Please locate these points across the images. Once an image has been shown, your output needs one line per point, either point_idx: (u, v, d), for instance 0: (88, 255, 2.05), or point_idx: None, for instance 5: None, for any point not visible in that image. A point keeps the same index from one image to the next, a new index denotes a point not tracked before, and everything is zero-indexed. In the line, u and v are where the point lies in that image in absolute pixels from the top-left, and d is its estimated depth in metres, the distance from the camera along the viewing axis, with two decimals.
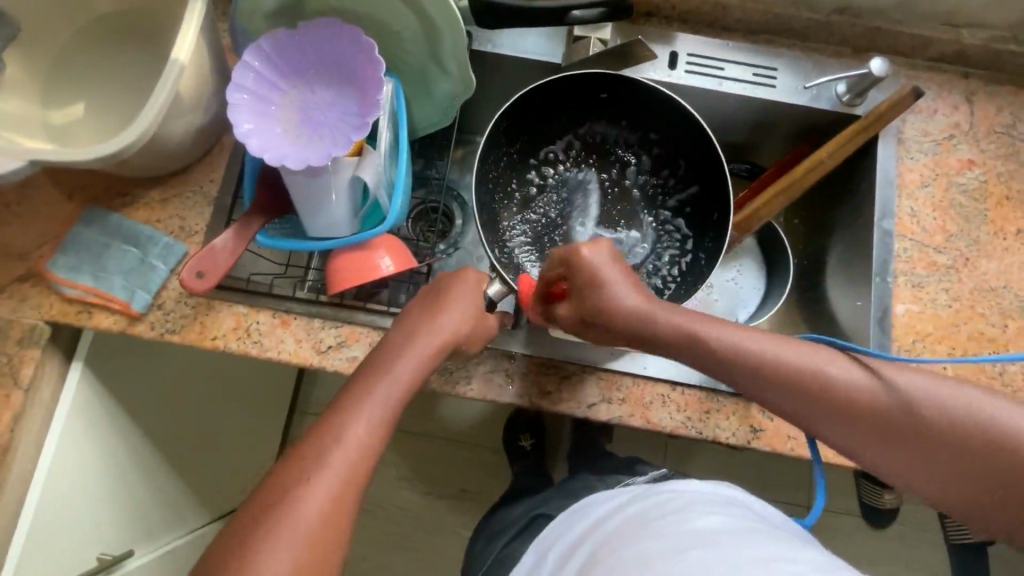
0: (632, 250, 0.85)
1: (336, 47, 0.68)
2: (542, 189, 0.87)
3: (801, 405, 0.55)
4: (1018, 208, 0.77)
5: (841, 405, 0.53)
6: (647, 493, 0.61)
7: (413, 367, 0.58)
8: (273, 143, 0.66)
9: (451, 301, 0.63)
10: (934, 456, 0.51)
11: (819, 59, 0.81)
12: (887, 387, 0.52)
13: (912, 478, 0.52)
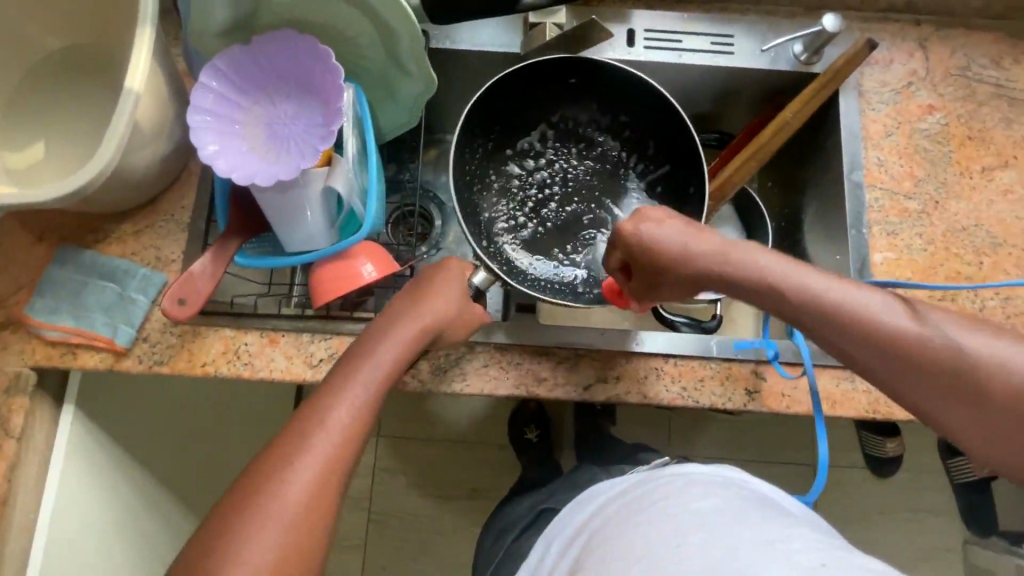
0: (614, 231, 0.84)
1: (293, 57, 0.67)
2: (522, 178, 0.86)
3: (865, 349, 0.55)
4: (981, 147, 0.78)
5: (930, 356, 0.52)
6: (647, 482, 0.61)
7: (394, 353, 0.58)
8: (240, 162, 0.65)
9: (440, 288, 0.64)
10: (990, 407, 0.51)
11: (773, 21, 0.82)
12: (947, 337, 0.52)
13: (977, 429, 0.53)
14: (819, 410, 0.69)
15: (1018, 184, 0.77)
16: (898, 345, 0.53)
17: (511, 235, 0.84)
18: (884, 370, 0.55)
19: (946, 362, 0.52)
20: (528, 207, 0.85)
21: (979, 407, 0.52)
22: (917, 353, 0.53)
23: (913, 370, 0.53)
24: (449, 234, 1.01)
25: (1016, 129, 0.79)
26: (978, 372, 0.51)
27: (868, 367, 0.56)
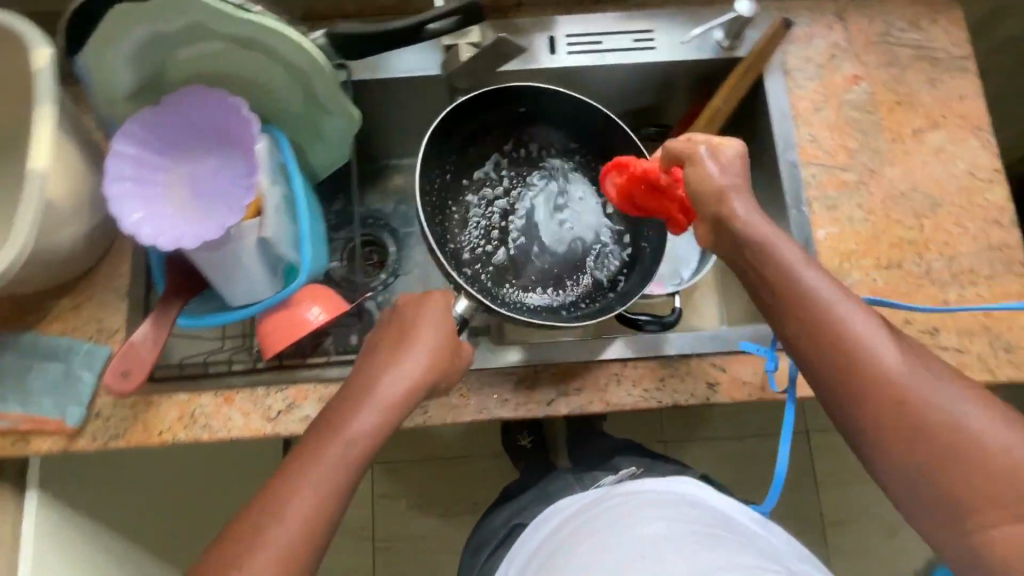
0: (581, 248, 0.83)
1: (207, 112, 0.66)
2: (482, 209, 0.84)
3: (837, 358, 0.52)
4: (909, 111, 0.79)
5: (910, 391, 0.50)
6: (606, 499, 0.66)
7: (380, 414, 0.58)
8: (167, 226, 0.64)
9: (424, 332, 0.61)
10: (931, 456, 0.48)
11: (692, 11, 0.81)
12: (923, 381, 0.50)
13: (917, 478, 0.49)
14: (780, 393, 0.70)
15: (949, 143, 0.78)
16: (875, 369, 0.51)
17: (480, 265, 0.82)
18: (852, 385, 0.51)
19: (921, 403, 0.49)
20: (497, 233, 0.83)
21: (933, 457, 0.48)
22: (893, 383, 0.50)
23: (884, 395, 0.50)
24: (406, 258, 1.01)
25: (940, 89, 0.79)
26: (949, 424, 0.48)
27: (834, 376, 0.52)
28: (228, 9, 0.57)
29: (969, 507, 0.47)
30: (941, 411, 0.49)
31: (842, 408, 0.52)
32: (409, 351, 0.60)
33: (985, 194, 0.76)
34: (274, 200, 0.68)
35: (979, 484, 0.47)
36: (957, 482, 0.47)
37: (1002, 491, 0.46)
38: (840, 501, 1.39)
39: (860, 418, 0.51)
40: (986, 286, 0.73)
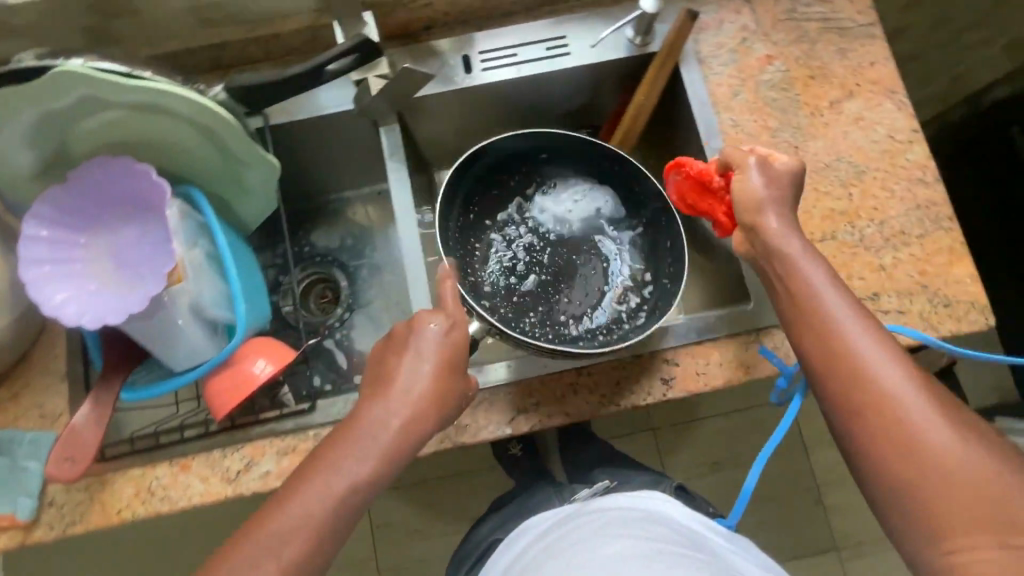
0: (601, 289, 0.79)
1: (117, 182, 0.64)
2: (503, 248, 0.82)
3: (834, 368, 0.53)
4: (824, 83, 0.80)
5: (909, 409, 0.49)
6: (582, 514, 0.73)
7: (374, 450, 0.56)
8: (92, 303, 0.62)
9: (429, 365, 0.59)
10: (912, 474, 0.48)
11: (600, 12, 0.82)
12: (924, 405, 0.49)
13: (897, 493, 0.49)
14: (732, 378, 0.71)
15: (866, 110, 0.79)
16: (876, 383, 0.51)
17: (498, 299, 0.79)
18: (850, 394, 0.52)
19: (917, 423, 0.49)
20: (524, 273, 0.80)
21: (918, 475, 0.48)
22: (893, 400, 0.50)
23: (881, 408, 0.50)
24: (359, 291, 1.00)
25: (852, 57, 0.80)
26: (941, 449, 0.48)
27: (833, 384, 0.53)
28: (116, 79, 0.55)
29: (947, 529, 0.46)
30: (938, 435, 0.48)
31: (836, 413, 0.53)
32: (409, 385, 0.58)
33: (907, 155, 0.78)
34: (195, 263, 0.66)
35: (962, 509, 0.46)
36: (940, 502, 0.47)
37: (987, 521, 0.45)
38: (828, 463, 1.41)
39: (853, 426, 0.51)
40: (918, 245, 0.75)
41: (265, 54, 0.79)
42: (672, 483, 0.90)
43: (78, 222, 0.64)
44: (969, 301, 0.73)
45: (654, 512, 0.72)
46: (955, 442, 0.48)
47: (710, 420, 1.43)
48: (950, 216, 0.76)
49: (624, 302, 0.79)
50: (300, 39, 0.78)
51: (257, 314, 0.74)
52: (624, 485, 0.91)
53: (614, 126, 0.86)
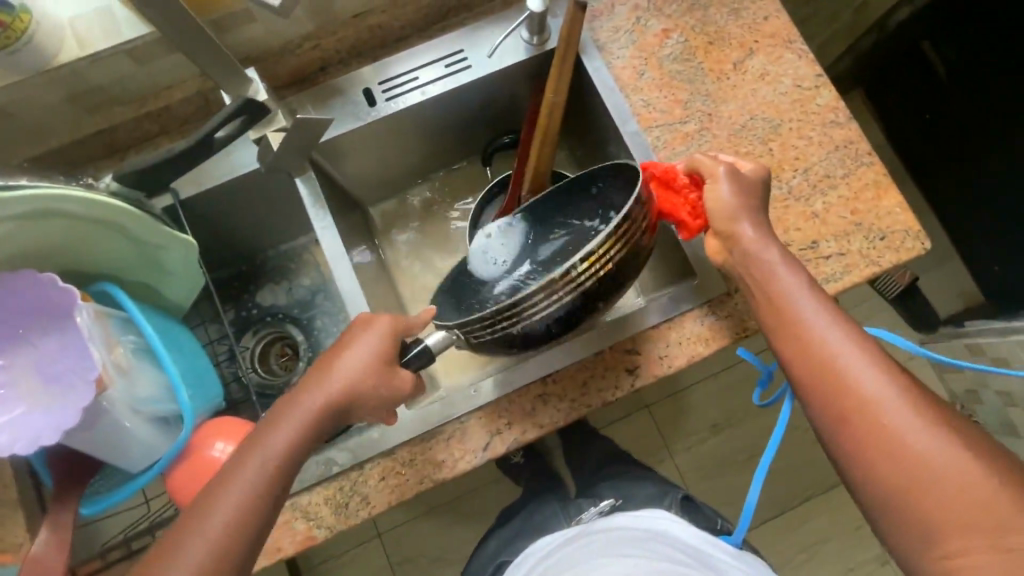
0: None
1: (24, 294, 0.60)
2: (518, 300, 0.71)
3: (818, 376, 0.54)
4: (724, 47, 0.80)
5: (894, 415, 0.50)
6: (586, 534, 0.79)
7: (295, 427, 0.57)
8: (27, 424, 0.59)
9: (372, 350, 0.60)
10: (893, 476, 0.49)
11: (492, 18, 0.81)
12: (905, 411, 0.50)
13: (887, 498, 0.50)
14: (693, 354, 0.71)
15: (769, 65, 0.79)
16: (859, 388, 0.52)
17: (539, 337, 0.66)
18: (834, 399, 0.53)
19: (902, 429, 0.50)
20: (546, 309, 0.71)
21: (907, 482, 0.49)
22: (877, 404, 0.51)
23: (865, 414, 0.51)
24: (319, 342, 0.98)
25: (745, 15, 0.81)
26: (926, 456, 0.48)
27: (818, 390, 0.54)
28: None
29: (938, 533, 0.47)
30: (923, 440, 0.49)
31: (824, 420, 0.54)
32: (341, 373, 0.59)
33: (817, 101, 0.78)
34: (128, 360, 0.64)
35: (953, 516, 0.47)
36: (929, 507, 0.48)
37: (981, 528, 0.46)
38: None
39: (841, 433, 0.52)
40: (844, 185, 0.76)
41: (159, 128, 0.76)
42: (679, 496, 0.86)
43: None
44: (904, 230, 0.74)
45: (656, 531, 0.76)
46: (941, 447, 0.48)
47: (699, 387, 1.44)
48: (869, 151, 0.77)
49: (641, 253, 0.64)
50: (192, 105, 0.75)
51: (208, 393, 0.72)
52: (631, 502, 0.88)
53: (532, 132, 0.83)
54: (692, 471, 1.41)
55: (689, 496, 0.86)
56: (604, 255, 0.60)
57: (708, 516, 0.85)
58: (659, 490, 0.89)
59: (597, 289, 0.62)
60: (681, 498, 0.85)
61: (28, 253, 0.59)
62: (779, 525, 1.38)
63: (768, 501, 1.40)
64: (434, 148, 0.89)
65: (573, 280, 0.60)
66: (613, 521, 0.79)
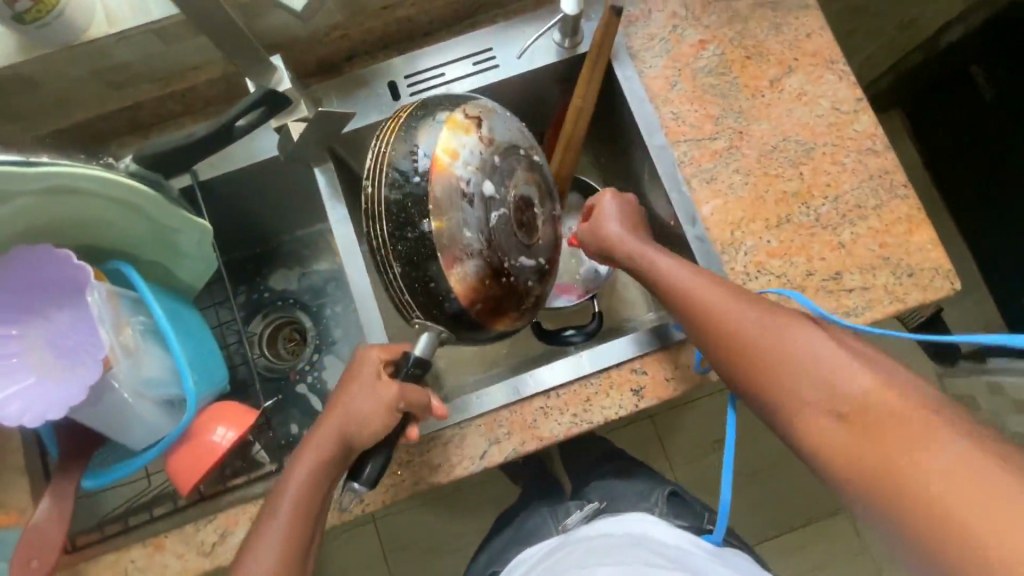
0: (481, 179, 0.60)
1: (38, 269, 0.60)
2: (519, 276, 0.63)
3: (725, 349, 0.55)
4: (762, 62, 0.77)
5: (763, 342, 0.53)
6: (569, 543, 0.78)
7: (309, 466, 0.57)
8: (39, 396, 0.60)
9: (363, 374, 0.61)
10: (836, 428, 0.47)
11: (524, 17, 0.79)
12: (807, 351, 0.50)
13: (812, 443, 0.49)
14: (701, 382, 0.70)
15: (807, 84, 0.76)
16: (750, 339, 0.53)
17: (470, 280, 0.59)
18: (717, 347, 0.56)
19: (812, 368, 0.50)
20: (497, 252, 0.61)
21: (813, 416, 0.48)
22: (739, 332, 0.54)
23: (775, 369, 0.51)
24: (328, 332, 0.98)
25: (787, 31, 0.78)
26: (803, 364, 0.50)
27: (703, 337, 0.58)
28: (11, 169, 0.50)
29: (856, 467, 0.45)
30: (796, 359, 0.51)
31: (728, 377, 0.56)
32: (352, 414, 0.59)
33: (854, 126, 0.75)
34: (134, 340, 0.64)
35: (854, 435, 0.46)
36: (837, 434, 0.47)
37: (873, 437, 0.45)
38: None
39: (739, 380, 0.55)
40: (875, 217, 0.73)
41: (183, 108, 0.75)
42: (666, 491, 0.87)
43: (11, 314, 0.62)
44: (933, 268, 0.71)
45: (636, 534, 0.76)
46: (811, 362, 0.50)
47: (705, 402, 1.42)
48: (904, 183, 0.74)
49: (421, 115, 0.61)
50: (216, 88, 0.74)
51: (212, 376, 0.72)
52: (617, 504, 0.87)
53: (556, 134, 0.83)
54: (692, 487, 1.39)
55: (676, 491, 0.88)
56: (385, 153, 0.60)
57: (695, 509, 0.86)
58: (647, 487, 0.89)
59: (403, 178, 0.58)
60: (668, 493, 0.87)
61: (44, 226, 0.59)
62: (775, 548, 1.37)
63: (766, 524, 1.37)
64: None
65: (379, 193, 0.59)
66: (593, 529, 0.78)
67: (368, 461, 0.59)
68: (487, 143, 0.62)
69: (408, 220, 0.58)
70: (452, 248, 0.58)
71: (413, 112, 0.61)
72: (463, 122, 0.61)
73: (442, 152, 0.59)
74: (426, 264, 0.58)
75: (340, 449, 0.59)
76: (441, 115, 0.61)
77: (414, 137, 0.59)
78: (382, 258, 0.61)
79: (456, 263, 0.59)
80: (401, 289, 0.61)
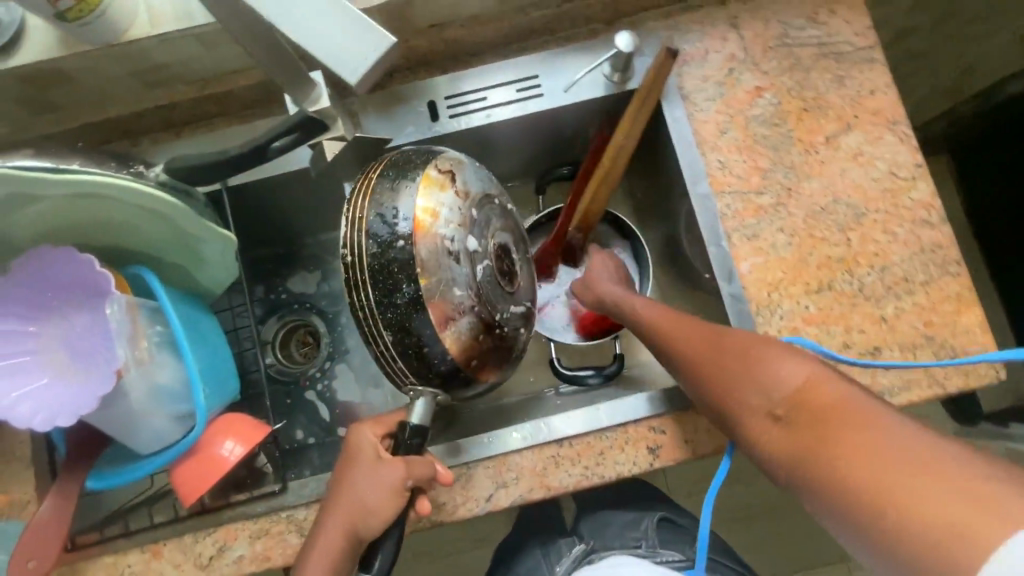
0: (461, 235, 0.60)
1: (61, 270, 0.60)
2: (509, 323, 0.64)
3: (706, 388, 0.59)
4: (819, 116, 0.73)
5: (735, 355, 0.57)
6: None
7: (328, 543, 0.58)
8: (50, 397, 0.59)
9: (364, 455, 0.61)
10: (804, 445, 0.49)
11: (575, 46, 0.76)
12: (780, 379, 0.53)
13: (780, 450, 0.52)
14: (720, 446, 0.68)
15: (865, 144, 0.73)
16: (728, 378, 0.57)
17: (464, 334, 0.59)
18: (694, 369, 0.61)
19: (772, 380, 0.54)
20: (486, 307, 0.61)
21: (772, 419, 0.53)
22: (718, 365, 0.58)
23: (726, 395, 0.57)
24: (342, 340, 0.97)
25: (850, 85, 0.74)
26: (776, 381, 0.54)
27: (680, 356, 0.62)
28: (41, 175, 0.51)
29: (811, 461, 0.48)
30: (760, 370, 0.55)
31: (700, 391, 0.60)
32: (361, 497, 0.59)
33: (910, 194, 0.72)
34: (147, 350, 0.62)
35: (803, 434, 0.50)
36: (790, 433, 0.51)
37: (822, 428, 0.48)
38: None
39: (711, 390, 0.59)
40: (922, 292, 0.69)
41: (218, 110, 0.74)
42: (655, 518, 0.86)
43: (30, 311, 0.61)
44: (980, 353, 0.68)
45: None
46: (775, 372, 0.54)
47: None
48: (957, 259, 0.70)
49: (390, 176, 0.61)
50: (254, 93, 0.73)
51: (221, 389, 0.70)
52: (605, 538, 0.84)
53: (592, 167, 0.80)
54: None
55: (665, 514, 0.87)
56: (361, 219, 0.59)
57: (685, 532, 0.85)
58: (635, 516, 0.86)
59: (385, 243, 0.58)
60: (657, 520, 0.85)
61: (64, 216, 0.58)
62: None
63: (765, 570, 1.34)
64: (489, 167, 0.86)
65: (362, 259, 0.58)
66: None
67: (375, 548, 0.59)
68: (463, 197, 0.62)
69: (396, 286, 0.58)
70: (443, 308, 0.58)
71: (384, 174, 0.61)
72: (437, 178, 0.61)
73: (422, 213, 0.59)
74: (419, 328, 0.58)
75: (345, 538, 0.58)
76: (414, 174, 0.61)
77: (390, 200, 0.59)
78: (370, 325, 0.59)
79: (450, 323, 0.58)
80: (394, 357, 0.60)
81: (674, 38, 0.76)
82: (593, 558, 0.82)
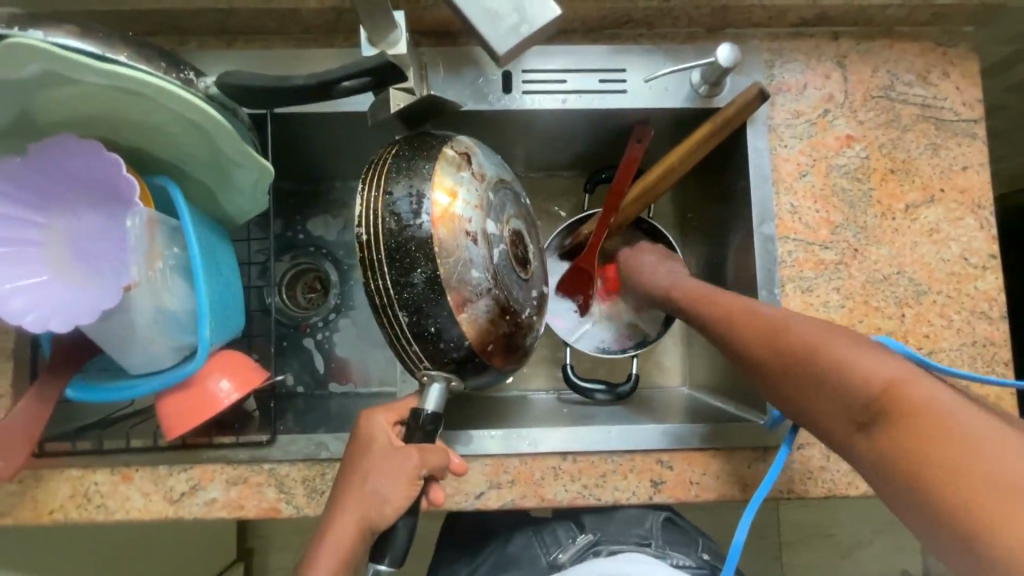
0: (474, 218, 0.56)
1: (83, 163, 0.55)
2: (521, 310, 0.60)
3: (773, 375, 0.53)
4: (904, 181, 0.70)
5: (813, 354, 0.50)
6: None
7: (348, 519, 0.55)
8: (47, 297, 0.54)
9: (376, 445, 0.59)
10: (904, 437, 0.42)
11: (670, 48, 0.71)
12: (861, 374, 0.46)
13: (868, 454, 0.45)
14: (722, 496, 0.66)
15: (944, 221, 0.69)
16: (809, 368, 0.50)
17: (480, 319, 0.56)
18: (761, 364, 0.54)
19: (860, 365, 0.47)
20: (503, 290, 0.58)
21: (857, 424, 0.46)
22: (795, 353, 0.51)
23: (798, 377, 0.51)
24: (350, 296, 0.92)
25: (943, 156, 0.70)
26: (855, 372, 0.47)
27: (751, 349, 0.55)
28: (85, 61, 0.46)
29: (899, 473, 0.42)
30: (843, 370, 0.47)
31: (765, 382, 0.54)
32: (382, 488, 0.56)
33: (976, 283, 0.68)
34: (154, 270, 0.57)
35: (888, 442, 0.43)
36: (873, 441, 0.44)
37: (908, 426, 0.42)
38: (799, 523, 1.29)
39: (780, 386, 0.52)
40: (963, 386, 0.67)
41: (278, 27, 0.68)
42: (661, 517, 0.76)
43: (39, 201, 0.56)
44: None
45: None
46: (857, 372, 0.46)
47: None
48: (1005, 360, 0.67)
49: (408, 157, 0.57)
50: (323, 18, 0.67)
51: (223, 324, 0.65)
52: (608, 529, 0.74)
53: (625, 176, 0.73)
54: None
55: (672, 516, 0.77)
56: (379, 197, 0.55)
57: (689, 535, 0.77)
58: (638, 511, 0.75)
59: (402, 222, 0.54)
60: (663, 519, 0.76)
61: (94, 101, 0.52)
62: None
63: None
64: (547, 152, 0.81)
65: (376, 238, 0.54)
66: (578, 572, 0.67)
67: (389, 542, 0.56)
68: (479, 179, 0.59)
69: (412, 266, 0.54)
70: (460, 291, 0.55)
71: (399, 156, 0.57)
72: (453, 158, 0.58)
73: (439, 193, 0.55)
74: (435, 310, 0.54)
75: (359, 529, 0.56)
76: (430, 153, 0.57)
77: (408, 179, 0.55)
78: (384, 307, 0.55)
79: (467, 306, 0.55)
80: (407, 340, 0.56)
81: (776, 63, 0.71)
82: (599, 552, 0.72)
